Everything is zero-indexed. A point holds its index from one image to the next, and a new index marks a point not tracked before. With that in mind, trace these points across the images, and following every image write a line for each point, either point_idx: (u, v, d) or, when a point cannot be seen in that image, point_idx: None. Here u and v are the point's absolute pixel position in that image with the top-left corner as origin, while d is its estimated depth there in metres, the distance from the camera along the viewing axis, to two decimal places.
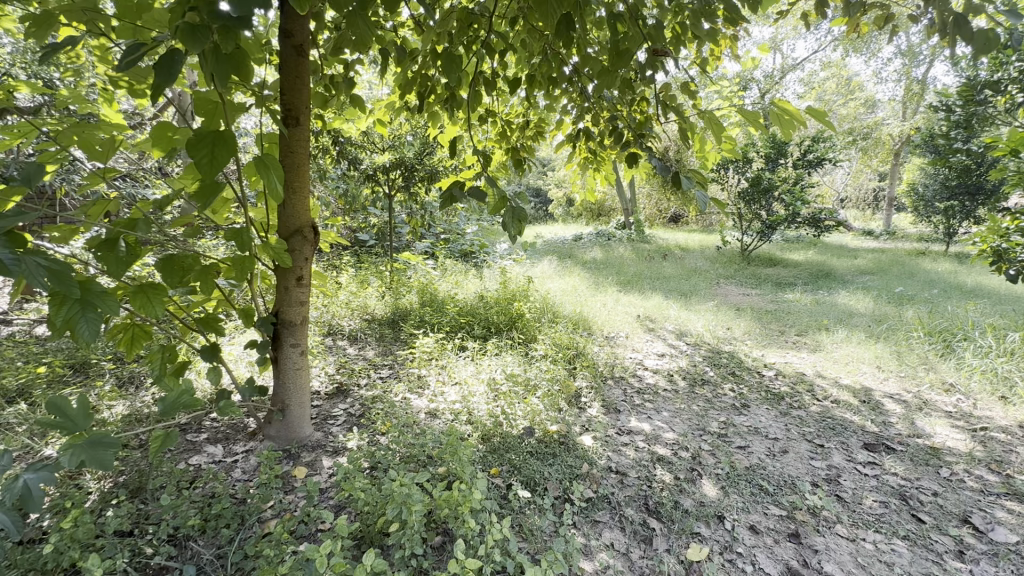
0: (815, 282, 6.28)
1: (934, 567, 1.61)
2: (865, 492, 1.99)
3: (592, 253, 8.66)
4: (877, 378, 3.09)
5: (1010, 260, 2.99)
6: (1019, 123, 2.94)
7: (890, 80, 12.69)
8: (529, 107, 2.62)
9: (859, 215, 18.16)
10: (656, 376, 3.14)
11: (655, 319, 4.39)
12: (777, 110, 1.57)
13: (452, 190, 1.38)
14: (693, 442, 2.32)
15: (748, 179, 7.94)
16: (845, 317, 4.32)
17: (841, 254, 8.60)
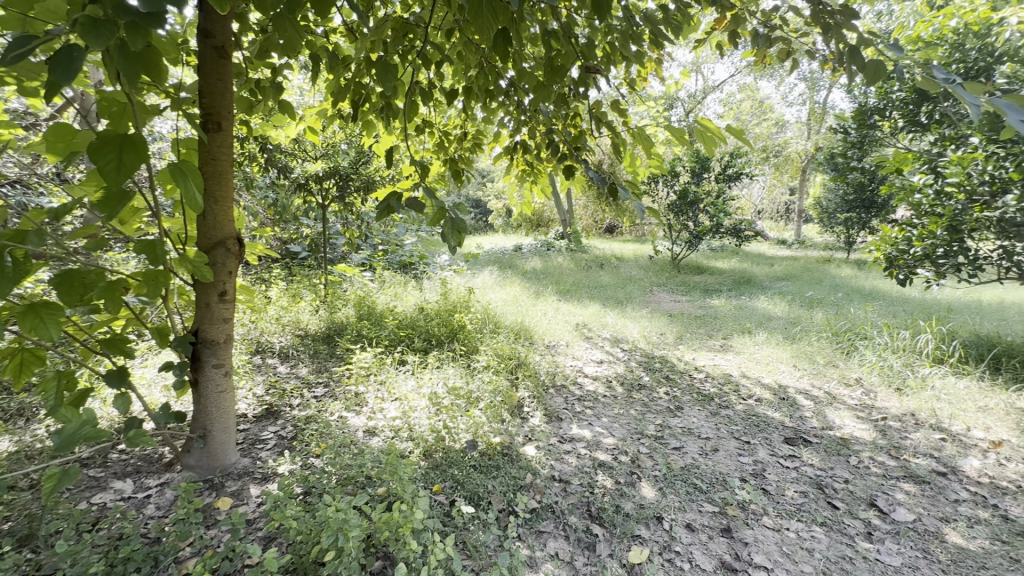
0: (738, 288, 6.72)
1: (848, 550, 1.75)
2: (787, 484, 2.14)
3: (532, 263, 8.80)
4: (793, 376, 3.35)
5: (899, 266, 3.36)
6: (903, 144, 3.32)
7: (796, 103, 13.98)
8: (467, 119, 2.63)
9: (773, 225, 19.71)
10: (596, 383, 3.22)
11: (593, 326, 4.51)
12: (701, 128, 1.66)
13: (389, 201, 1.35)
14: (632, 446, 2.39)
15: (676, 192, 8.42)
16: (765, 320, 4.66)
17: (760, 262, 9.29)
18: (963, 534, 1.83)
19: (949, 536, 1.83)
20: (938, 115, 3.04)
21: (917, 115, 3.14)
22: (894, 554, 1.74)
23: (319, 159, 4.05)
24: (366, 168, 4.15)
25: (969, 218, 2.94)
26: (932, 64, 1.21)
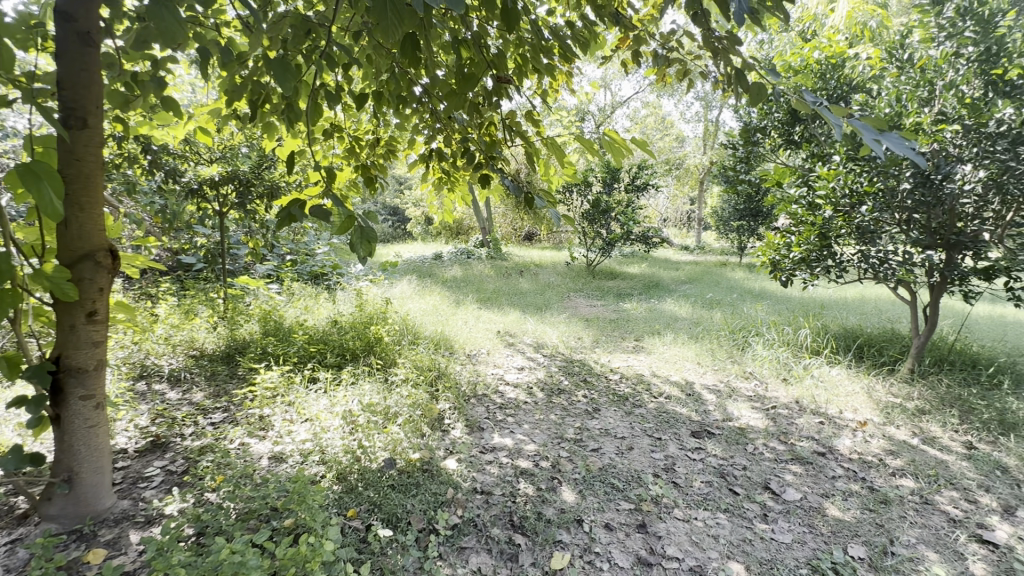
0: (648, 291, 7.14)
1: (748, 532, 1.90)
2: (694, 475, 2.28)
3: (453, 271, 8.74)
4: (697, 372, 3.61)
5: (781, 269, 3.76)
6: (781, 160, 3.71)
7: (693, 120, 15.22)
8: (379, 124, 2.54)
9: (677, 233, 21.27)
10: (517, 390, 3.23)
11: (514, 333, 4.55)
12: (609, 140, 1.73)
13: (291, 209, 1.25)
14: (552, 451, 2.43)
15: (589, 201, 8.78)
16: (672, 322, 4.99)
17: (667, 267, 9.95)
18: (840, 507, 2.06)
19: (829, 510, 2.04)
20: (808, 134, 3.43)
21: (792, 134, 3.53)
22: (786, 531, 1.91)
23: (215, 162, 3.71)
24: (268, 173, 3.87)
25: (835, 226, 3.34)
26: (803, 87, 1.36)
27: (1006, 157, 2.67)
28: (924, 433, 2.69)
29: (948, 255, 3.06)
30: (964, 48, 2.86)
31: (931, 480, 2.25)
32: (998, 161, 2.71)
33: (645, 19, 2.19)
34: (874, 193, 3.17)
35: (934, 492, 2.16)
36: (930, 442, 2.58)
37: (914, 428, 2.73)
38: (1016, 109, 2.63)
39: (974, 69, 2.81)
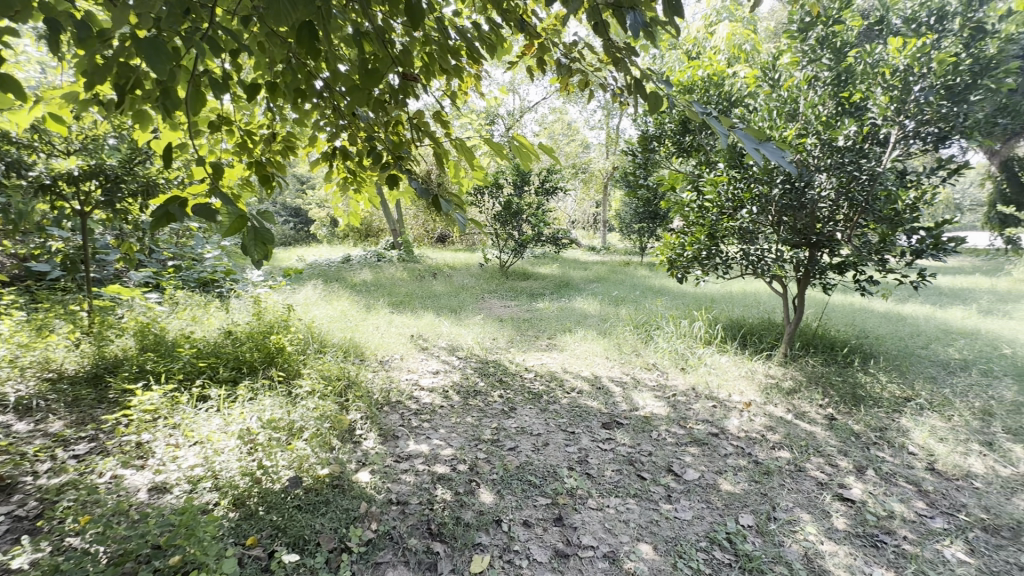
0: (559, 291, 7.38)
1: (655, 514, 2.02)
2: (605, 465, 2.38)
3: (363, 275, 8.38)
4: (606, 366, 3.80)
5: (677, 267, 4.07)
6: (675, 166, 4.02)
7: (597, 127, 16.01)
8: (274, 118, 2.36)
9: (584, 236, 22.29)
10: (432, 395, 3.17)
11: (428, 337, 4.46)
12: (517, 143, 1.75)
13: (170, 207, 1.10)
14: (469, 454, 2.42)
15: (501, 203, 8.88)
16: (582, 319, 5.20)
17: (576, 267, 10.37)
18: (731, 481, 2.27)
19: (722, 485, 2.25)
20: (696, 143, 3.74)
21: (683, 142, 3.82)
22: (687, 509, 2.07)
23: (73, 154, 3.22)
24: (142, 169, 3.43)
25: (721, 228, 3.72)
26: (693, 99, 1.48)
27: (853, 168, 3.15)
28: (796, 409, 3.05)
29: (811, 253, 3.51)
30: (820, 72, 3.36)
31: (803, 450, 2.56)
32: (846, 171, 3.16)
33: (548, 28, 2.22)
34: (752, 198, 3.52)
35: (805, 460, 2.46)
36: (801, 417, 2.94)
37: (789, 405, 3.09)
38: (857, 127, 3.14)
39: (826, 91, 3.30)
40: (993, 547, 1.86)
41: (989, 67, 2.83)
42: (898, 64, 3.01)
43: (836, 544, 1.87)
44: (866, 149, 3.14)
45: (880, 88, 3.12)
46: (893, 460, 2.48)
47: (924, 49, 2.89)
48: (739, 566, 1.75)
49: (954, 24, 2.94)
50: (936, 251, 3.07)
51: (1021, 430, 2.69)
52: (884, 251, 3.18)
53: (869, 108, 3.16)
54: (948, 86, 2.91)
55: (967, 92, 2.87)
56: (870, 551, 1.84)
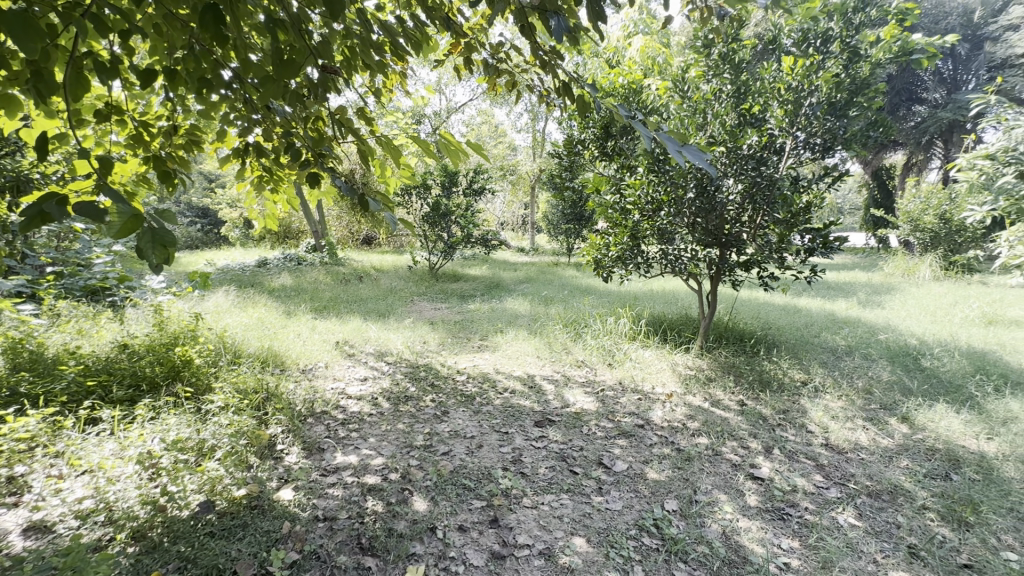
0: (490, 292, 7.40)
1: (587, 507, 2.08)
2: (539, 463, 2.41)
3: (281, 279, 7.88)
4: (537, 365, 3.86)
5: (602, 267, 4.23)
6: (599, 170, 4.16)
7: (524, 130, 16.25)
8: (175, 109, 2.14)
9: (514, 236, 22.59)
10: (360, 403, 3.04)
11: (354, 343, 4.28)
12: (445, 142, 1.72)
13: (44, 205, 0.96)
14: (402, 461, 2.34)
15: (429, 204, 8.72)
16: (513, 319, 5.25)
17: (506, 267, 10.45)
18: (657, 469, 2.39)
19: (649, 473, 2.36)
20: (618, 148, 3.89)
21: (607, 146, 3.92)
22: (617, 499, 2.14)
23: None
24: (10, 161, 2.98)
25: (642, 228, 3.91)
26: (617, 103, 1.54)
27: (755, 173, 3.44)
28: (712, 397, 3.27)
29: (722, 252, 3.79)
30: (723, 86, 3.63)
31: (719, 435, 2.75)
32: (748, 176, 3.47)
33: (474, 27, 2.21)
34: (669, 201, 3.74)
35: (721, 444, 2.65)
36: (716, 404, 3.17)
37: (705, 394, 3.31)
38: (758, 137, 3.40)
39: (729, 103, 3.58)
40: (876, 510, 2.10)
41: (861, 88, 3.26)
42: (791, 82, 3.33)
43: (750, 520, 2.02)
44: (764, 157, 3.42)
45: (777, 102, 3.43)
46: (795, 439, 2.73)
47: (811, 68, 3.21)
48: (666, 550, 1.84)
49: (835, 47, 3.28)
50: (825, 249, 3.43)
51: (894, 405, 3.09)
52: (783, 250, 3.51)
53: (767, 120, 3.46)
54: (832, 103, 3.27)
55: (846, 108, 3.27)
56: (778, 524, 2.01)
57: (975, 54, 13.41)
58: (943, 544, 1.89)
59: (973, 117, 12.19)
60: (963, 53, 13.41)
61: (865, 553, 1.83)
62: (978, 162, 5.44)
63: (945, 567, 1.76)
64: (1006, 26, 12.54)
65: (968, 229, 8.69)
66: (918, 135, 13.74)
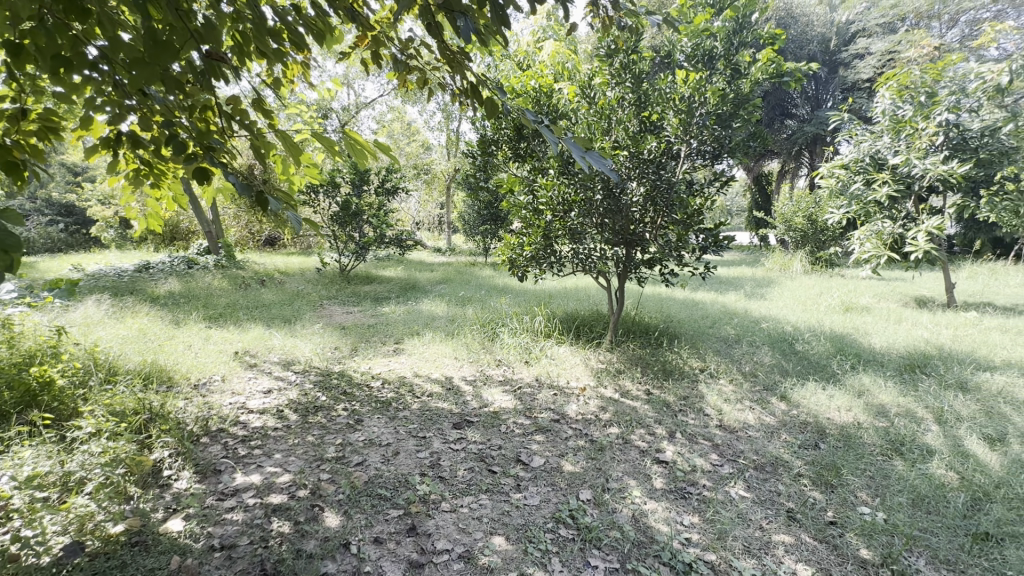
0: (405, 293, 7.23)
1: (506, 505, 2.10)
2: (457, 465, 2.39)
3: (168, 285, 7.08)
4: (455, 366, 3.83)
5: (517, 267, 4.31)
6: (512, 170, 4.22)
7: (437, 128, 16.03)
8: (22, 90, 1.82)
9: (430, 237, 22.28)
10: (263, 416, 2.82)
11: (256, 352, 3.96)
12: (350, 140, 1.64)
13: None
14: (311, 476, 2.21)
15: (338, 203, 8.24)
16: (429, 321, 5.16)
17: (422, 268, 10.26)
18: (572, 461, 2.48)
19: (565, 466, 2.43)
20: (530, 149, 3.97)
21: (519, 147, 3.99)
22: (535, 495, 2.19)
23: None
24: None
25: (554, 228, 4.03)
26: (525, 107, 1.56)
27: (655, 177, 3.67)
28: (622, 389, 3.46)
29: (628, 251, 4.05)
30: (625, 94, 3.83)
31: (629, 424, 2.91)
32: (649, 180, 3.69)
33: (381, 20, 2.13)
34: (579, 202, 3.90)
35: (630, 433, 2.81)
36: (625, 395, 3.36)
37: (616, 385, 3.50)
38: (657, 143, 3.64)
39: (632, 111, 3.78)
40: (762, 481, 2.35)
41: (742, 102, 3.62)
42: (684, 93, 3.59)
43: (657, 502, 2.16)
44: (663, 161, 3.69)
45: (672, 111, 3.69)
46: (694, 422, 2.97)
47: (699, 83, 3.50)
48: (581, 539, 1.91)
49: (719, 65, 3.60)
50: (715, 247, 3.81)
51: (775, 385, 3.47)
52: (681, 248, 3.80)
53: (664, 127, 3.72)
54: (719, 114, 3.58)
55: (731, 120, 3.63)
56: (680, 502, 2.17)
57: (832, 76, 15.46)
58: (814, 505, 2.16)
59: (831, 131, 14.06)
60: (823, 76, 15.41)
61: (753, 522, 2.04)
62: (836, 171, 6.31)
63: (816, 526, 2.01)
64: (854, 55, 14.61)
65: (829, 229, 10.02)
66: (789, 146, 15.56)
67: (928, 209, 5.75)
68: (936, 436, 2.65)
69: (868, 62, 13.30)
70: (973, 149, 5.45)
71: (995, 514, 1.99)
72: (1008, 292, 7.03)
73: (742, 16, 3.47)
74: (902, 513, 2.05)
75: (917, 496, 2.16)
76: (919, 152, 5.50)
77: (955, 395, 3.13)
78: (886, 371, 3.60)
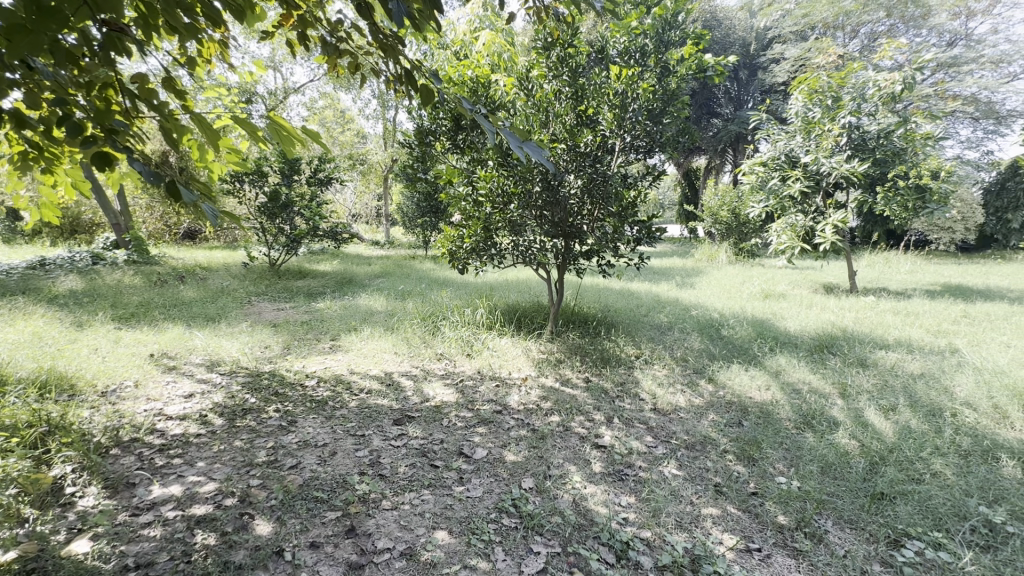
0: (341, 288, 6.96)
1: (449, 499, 2.08)
2: (398, 462, 2.34)
3: (68, 283, 6.37)
4: (395, 362, 3.74)
5: (457, 259, 4.27)
6: (451, 161, 4.16)
7: (373, 117, 15.48)
8: None
9: (367, 230, 21.58)
10: (184, 422, 2.62)
11: (175, 354, 3.66)
12: (275, 125, 1.52)
13: None
14: (240, 483, 2.08)
15: (266, 193, 7.74)
16: (367, 316, 5.00)
17: (360, 262, 9.93)
18: (514, 451, 2.50)
19: (507, 456, 2.45)
20: (469, 141, 3.95)
21: (457, 138, 3.97)
22: (478, 487, 2.19)
23: None
24: None
25: (494, 220, 4.03)
26: (460, 96, 1.52)
27: (592, 170, 3.81)
28: (562, 377, 3.54)
29: (567, 243, 4.13)
30: (563, 87, 3.81)
31: (569, 411, 2.98)
32: (586, 172, 3.82)
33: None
34: (518, 194, 3.91)
35: (570, 420, 2.88)
36: (565, 383, 3.44)
37: (556, 374, 3.57)
38: (592, 137, 3.76)
39: (568, 104, 3.79)
40: (692, 459, 2.49)
41: (671, 99, 3.76)
42: (618, 88, 3.69)
43: (596, 486, 2.23)
44: (598, 155, 3.82)
45: (607, 105, 3.77)
46: (630, 407, 3.10)
47: (632, 79, 3.61)
48: (523, 526, 1.93)
49: (650, 61, 3.71)
50: (648, 238, 3.98)
51: (703, 368, 3.69)
52: (617, 240, 3.93)
53: (600, 121, 3.80)
54: (650, 110, 3.71)
55: (661, 116, 3.77)
56: (618, 485, 2.25)
57: (752, 79, 16.50)
58: (738, 478, 2.32)
59: (751, 130, 15.02)
60: (743, 78, 16.40)
61: (684, 497, 2.16)
62: (755, 168, 6.75)
63: (740, 497, 2.16)
64: (770, 59, 15.68)
65: (750, 222, 10.74)
66: (715, 144, 16.48)
67: (834, 204, 6.28)
68: (841, 409, 2.93)
69: (783, 67, 14.31)
70: (871, 149, 6.01)
71: (889, 476, 2.23)
72: (898, 278, 7.87)
73: (670, 15, 3.59)
74: (813, 481, 2.25)
75: (825, 464, 2.37)
76: (826, 152, 6.00)
77: (857, 371, 3.47)
78: (799, 352, 3.93)
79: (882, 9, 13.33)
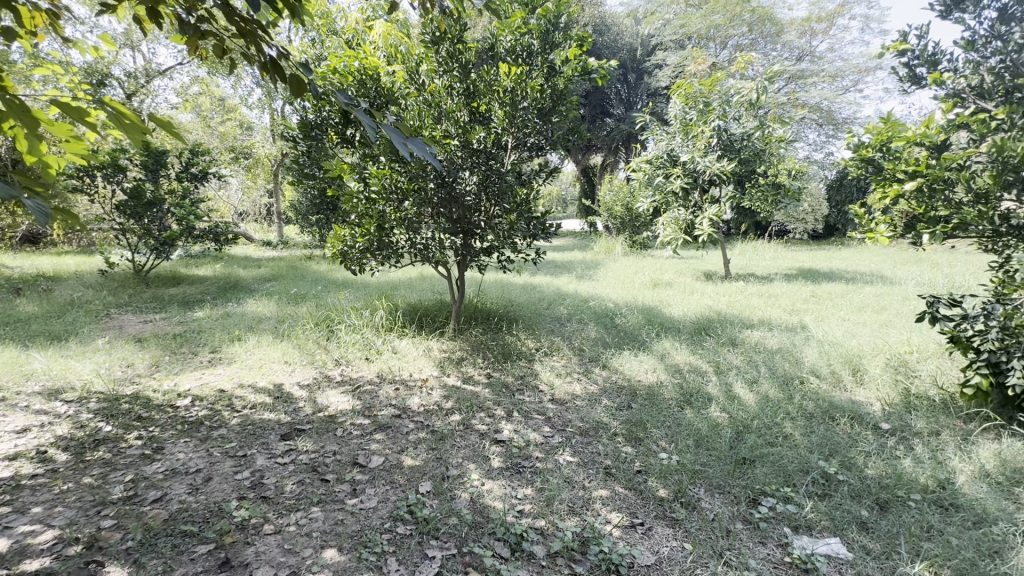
0: (224, 294, 6.32)
1: (341, 514, 1.98)
2: (284, 480, 2.18)
3: None
4: (285, 371, 3.48)
5: (351, 259, 4.06)
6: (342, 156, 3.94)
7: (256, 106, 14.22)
8: None
9: (258, 228, 19.93)
10: (15, 463, 2.21)
11: (5, 383, 3.07)
12: (114, 112, 1.30)
13: None
14: (88, 527, 1.81)
15: (126, 189, 6.76)
16: (254, 324, 4.58)
17: (247, 265, 9.10)
18: (412, 456, 2.44)
19: (405, 462, 2.39)
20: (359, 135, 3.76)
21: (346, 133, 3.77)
22: (373, 497, 2.10)
23: None
24: None
25: (389, 219, 3.92)
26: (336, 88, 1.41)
27: (486, 167, 3.84)
28: (464, 375, 3.53)
29: (466, 240, 4.10)
30: (454, 83, 3.79)
31: (470, 409, 2.99)
32: (480, 170, 3.84)
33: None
34: (413, 190, 3.85)
35: (471, 417, 2.88)
36: (467, 380, 3.43)
37: (459, 373, 3.55)
38: (485, 134, 3.79)
39: (460, 100, 3.77)
40: (585, 445, 2.61)
41: (559, 98, 3.86)
42: (507, 85, 3.72)
43: (493, 481, 2.25)
44: (492, 152, 3.85)
45: (497, 102, 3.78)
46: (530, 399, 3.18)
47: (519, 78, 3.66)
48: (419, 532, 1.89)
49: (537, 61, 3.76)
50: (544, 234, 4.09)
51: (598, 356, 3.89)
52: (514, 236, 4.00)
53: (492, 118, 3.84)
54: (540, 108, 3.80)
55: (550, 114, 3.88)
56: (516, 477, 2.29)
57: (639, 82, 17.61)
58: (625, 458, 2.47)
59: (640, 130, 16.05)
60: (632, 81, 17.45)
61: (577, 483, 2.25)
62: (642, 165, 7.20)
63: (626, 476, 2.31)
64: (655, 65, 16.86)
65: (641, 216, 11.52)
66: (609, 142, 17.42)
67: (709, 200, 6.92)
68: (715, 384, 3.25)
69: (665, 73, 15.46)
70: (737, 149, 6.69)
71: (750, 442, 2.52)
72: (763, 264, 8.91)
73: (555, 16, 3.64)
74: (689, 454, 2.46)
75: (700, 437, 2.61)
76: (701, 152, 6.59)
77: (727, 350, 3.87)
78: (681, 335, 4.29)
79: (745, 25, 14.94)
